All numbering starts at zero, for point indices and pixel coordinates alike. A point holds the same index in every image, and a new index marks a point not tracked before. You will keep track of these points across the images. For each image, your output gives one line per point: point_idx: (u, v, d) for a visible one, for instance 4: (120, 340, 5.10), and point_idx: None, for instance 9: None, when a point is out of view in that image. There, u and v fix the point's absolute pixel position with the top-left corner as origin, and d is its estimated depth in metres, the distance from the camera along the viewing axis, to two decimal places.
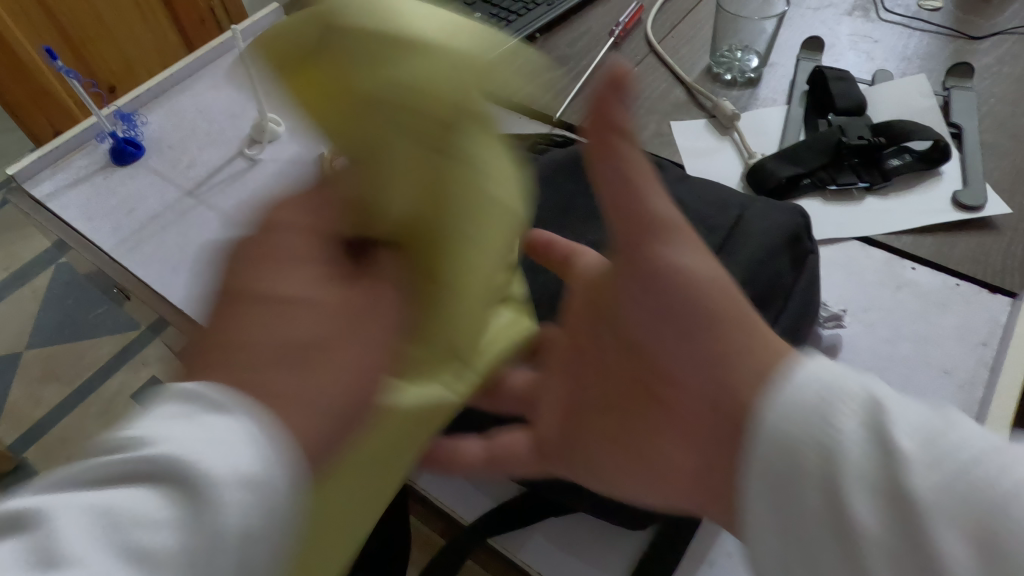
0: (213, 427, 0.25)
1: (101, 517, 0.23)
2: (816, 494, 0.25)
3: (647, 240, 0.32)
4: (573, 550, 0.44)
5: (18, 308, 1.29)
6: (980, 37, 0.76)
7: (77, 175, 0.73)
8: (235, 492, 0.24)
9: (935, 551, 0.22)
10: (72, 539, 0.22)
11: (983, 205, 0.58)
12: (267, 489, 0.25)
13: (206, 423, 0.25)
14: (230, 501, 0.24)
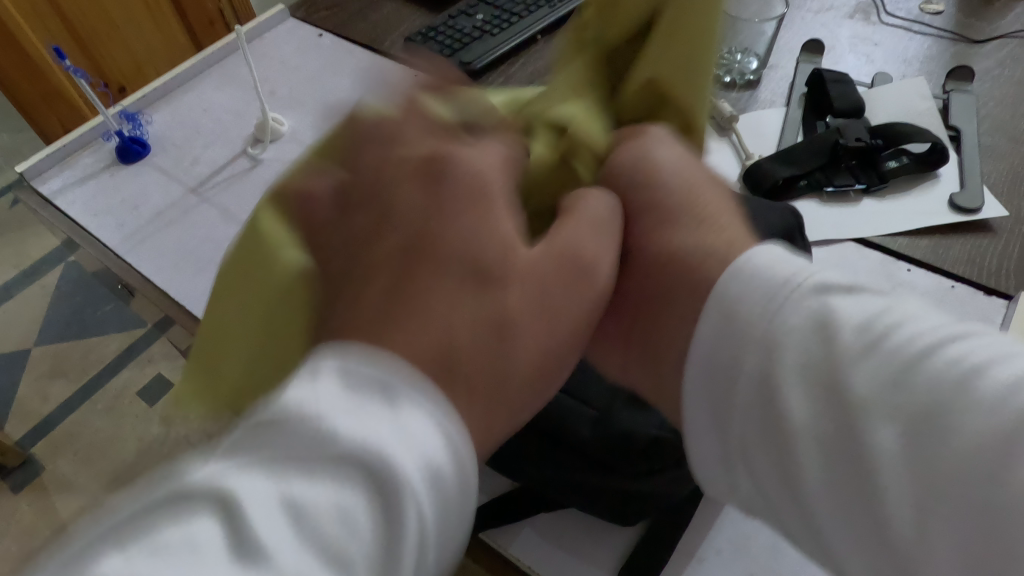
0: (422, 431, 0.25)
1: (291, 511, 0.22)
2: (753, 368, 0.27)
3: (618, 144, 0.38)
4: (563, 544, 0.44)
5: (27, 305, 1.31)
6: (982, 41, 0.76)
7: (83, 173, 0.74)
8: (432, 497, 0.24)
9: (861, 428, 0.24)
10: (267, 526, 0.21)
11: (980, 207, 0.58)
12: (448, 495, 0.25)
13: (411, 423, 0.25)
14: (425, 510, 0.24)
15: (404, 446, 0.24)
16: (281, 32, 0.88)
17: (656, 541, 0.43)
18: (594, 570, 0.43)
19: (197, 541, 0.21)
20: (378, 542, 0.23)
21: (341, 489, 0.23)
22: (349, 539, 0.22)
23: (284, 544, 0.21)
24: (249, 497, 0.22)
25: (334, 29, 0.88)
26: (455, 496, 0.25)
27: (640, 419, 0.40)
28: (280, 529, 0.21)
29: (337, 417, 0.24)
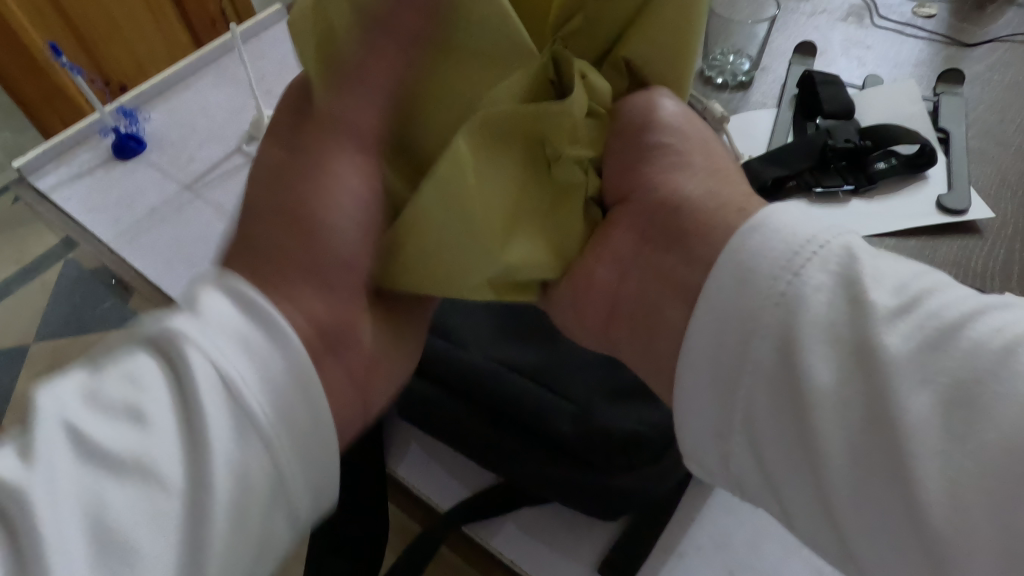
0: (209, 300, 0.30)
1: (74, 437, 0.26)
2: (775, 318, 0.28)
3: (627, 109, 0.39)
4: (544, 539, 0.45)
5: (28, 302, 1.32)
6: (973, 45, 0.76)
7: (80, 169, 0.75)
8: (227, 344, 0.29)
9: (897, 398, 0.25)
10: (62, 399, 0.27)
11: (967, 209, 0.59)
12: (252, 343, 0.29)
13: (205, 304, 0.30)
14: (211, 361, 0.28)
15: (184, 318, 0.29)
16: (278, 32, 0.89)
17: (637, 537, 0.43)
18: (576, 564, 0.43)
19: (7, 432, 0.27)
20: (171, 390, 0.28)
21: (135, 359, 0.29)
22: (138, 394, 0.28)
23: (77, 407, 0.27)
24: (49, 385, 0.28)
25: None
26: (260, 343, 0.29)
27: (619, 415, 0.41)
28: (74, 399, 0.27)
29: (148, 319, 0.31)
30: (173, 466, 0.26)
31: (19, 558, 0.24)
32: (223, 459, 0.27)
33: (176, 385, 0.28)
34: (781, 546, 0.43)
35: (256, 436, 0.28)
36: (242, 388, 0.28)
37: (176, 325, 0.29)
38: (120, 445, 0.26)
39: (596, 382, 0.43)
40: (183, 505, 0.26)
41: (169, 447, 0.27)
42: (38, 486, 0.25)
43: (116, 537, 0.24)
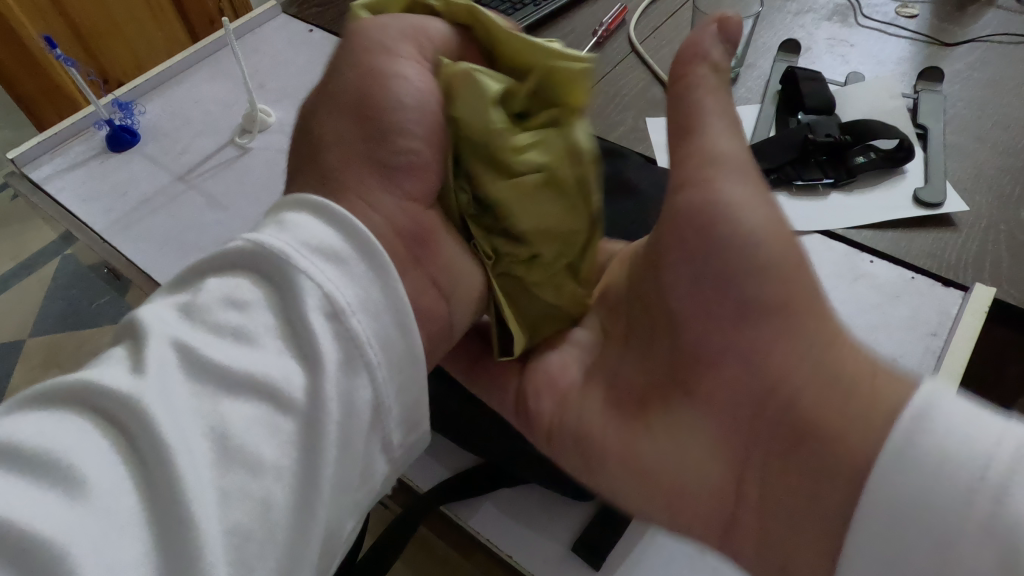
0: (302, 224, 0.34)
1: (183, 353, 0.30)
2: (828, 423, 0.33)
3: (739, 263, 0.36)
4: (522, 517, 0.46)
5: (25, 296, 1.32)
6: (953, 44, 0.77)
7: (74, 160, 0.76)
8: (324, 265, 0.33)
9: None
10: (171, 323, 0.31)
11: (943, 202, 0.60)
12: (349, 265, 0.33)
13: (296, 224, 0.34)
14: (322, 288, 0.32)
15: (282, 239, 0.33)
16: (273, 28, 0.90)
17: (609, 514, 0.44)
18: (549, 542, 0.44)
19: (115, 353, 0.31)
20: (274, 315, 0.32)
21: (235, 284, 0.33)
22: (248, 315, 0.32)
23: (187, 332, 0.31)
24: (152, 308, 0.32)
25: (324, 25, 0.90)
26: (357, 266, 0.34)
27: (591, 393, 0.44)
28: (180, 324, 0.31)
29: (232, 242, 0.34)
30: (293, 384, 0.30)
31: (142, 463, 0.27)
32: (330, 380, 0.31)
33: (281, 307, 0.32)
34: None
35: (360, 363, 0.32)
36: (346, 313, 0.32)
37: (272, 245, 0.33)
38: (236, 360, 0.30)
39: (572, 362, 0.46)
40: (300, 416, 0.30)
41: (284, 365, 0.31)
42: (151, 396, 0.28)
43: (240, 449, 0.28)
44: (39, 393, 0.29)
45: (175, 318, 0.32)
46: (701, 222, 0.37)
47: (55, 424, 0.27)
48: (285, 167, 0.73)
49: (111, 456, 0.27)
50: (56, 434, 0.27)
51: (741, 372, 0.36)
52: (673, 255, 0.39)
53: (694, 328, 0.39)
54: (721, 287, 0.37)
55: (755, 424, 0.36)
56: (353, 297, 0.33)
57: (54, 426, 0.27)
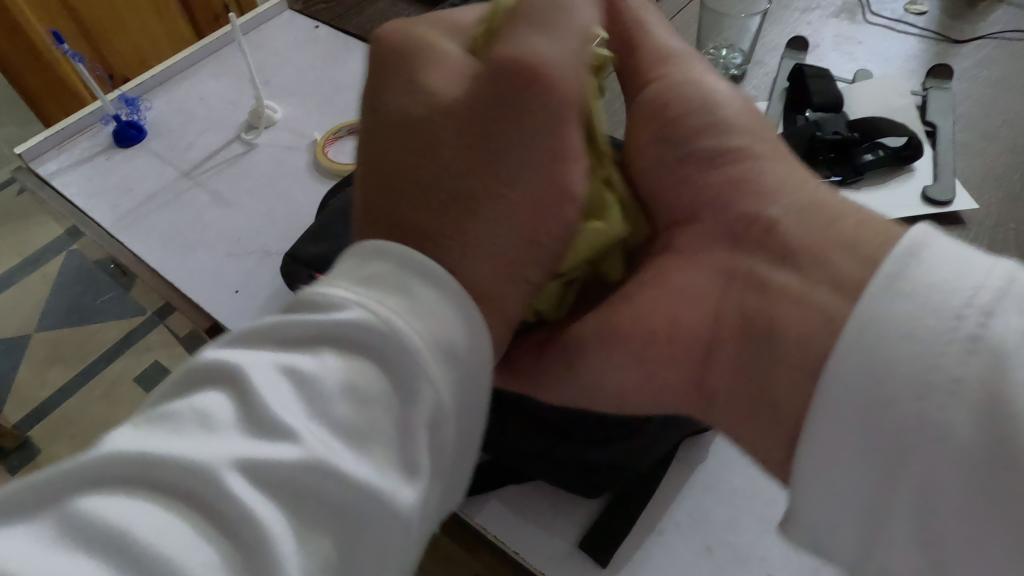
0: (446, 311, 0.28)
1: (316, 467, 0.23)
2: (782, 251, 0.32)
3: (705, 129, 0.38)
4: (527, 514, 0.46)
5: (30, 292, 1.33)
6: (962, 41, 0.77)
7: (80, 156, 0.76)
8: (449, 373, 0.27)
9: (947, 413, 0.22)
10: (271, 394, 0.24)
11: (952, 200, 0.60)
12: (470, 373, 0.28)
13: (419, 297, 0.28)
14: (441, 399, 0.26)
15: (407, 316, 0.27)
16: (278, 24, 0.90)
17: (616, 511, 0.44)
18: (555, 539, 0.44)
19: (200, 413, 0.24)
20: (402, 423, 0.25)
21: (366, 372, 0.26)
22: (368, 411, 0.25)
23: (315, 433, 0.24)
24: (272, 376, 0.25)
25: (330, 21, 0.89)
26: (477, 375, 0.29)
27: None
28: (301, 414, 0.24)
29: (380, 304, 0.27)
30: (413, 518, 0.24)
31: None
32: (428, 511, 0.26)
33: (409, 418, 0.25)
34: (760, 523, 0.44)
35: (447, 478, 0.28)
36: (446, 425, 0.27)
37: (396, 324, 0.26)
38: (371, 487, 0.23)
39: None
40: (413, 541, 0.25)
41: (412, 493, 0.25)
42: (260, 523, 0.22)
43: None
44: (123, 453, 0.22)
45: (285, 391, 0.25)
46: (675, 102, 0.39)
47: (148, 527, 0.21)
48: (289, 164, 0.73)
49: (217, 574, 0.21)
50: (164, 540, 0.21)
51: (708, 215, 0.37)
52: (643, 137, 0.40)
53: (664, 187, 0.39)
54: (685, 151, 0.38)
55: (724, 260, 0.35)
56: (462, 406, 0.28)
57: (157, 530, 0.21)
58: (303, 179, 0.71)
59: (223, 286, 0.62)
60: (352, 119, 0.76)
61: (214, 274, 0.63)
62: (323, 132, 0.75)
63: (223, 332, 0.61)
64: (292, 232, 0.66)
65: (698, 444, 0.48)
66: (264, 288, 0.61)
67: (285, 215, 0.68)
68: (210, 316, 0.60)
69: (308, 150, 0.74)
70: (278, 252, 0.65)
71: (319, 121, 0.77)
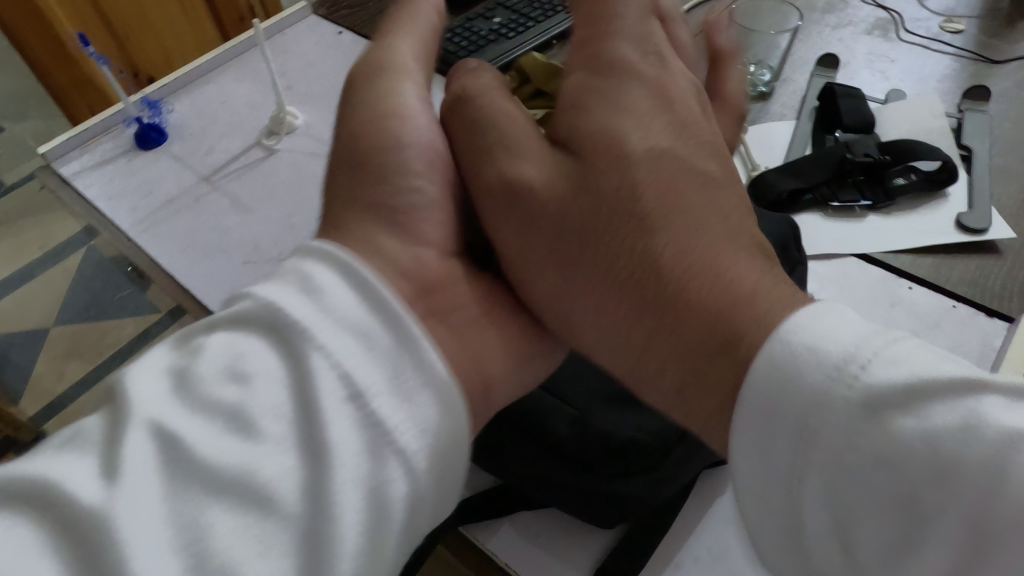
0: (323, 284, 0.30)
1: (158, 436, 0.26)
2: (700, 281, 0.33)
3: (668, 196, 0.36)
4: (542, 542, 0.45)
5: (50, 287, 1.34)
6: (1001, 61, 0.75)
7: (102, 157, 0.76)
8: (346, 338, 0.29)
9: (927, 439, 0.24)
10: (159, 397, 0.27)
11: (987, 228, 0.58)
12: (372, 339, 0.30)
13: (326, 289, 0.30)
14: (336, 362, 0.28)
15: (295, 300, 0.29)
16: (302, 29, 0.90)
17: (634, 544, 0.43)
18: (571, 571, 0.43)
19: (85, 431, 0.27)
20: (283, 388, 0.28)
21: (238, 352, 0.28)
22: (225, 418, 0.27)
23: (172, 414, 0.26)
24: (141, 368, 0.28)
25: (354, 27, 0.89)
26: (380, 341, 0.30)
27: (618, 421, 0.42)
28: (168, 402, 0.27)
29: (243, 300, 0.30)
30: (283, 480, 0.26)
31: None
32: (347, 476, 0.27)
33: (295, 390, 0.28)
34: None
35: (387, 448, 0.28)
36: (370, 396, 0.28)
37: (290, 312, 0.29)
38: (219, 451, 0.26)
39: (601, 387, 0.44)
40: (295, 535, 0.25)
41: (278, 458, 0.26)
42: (129, 510, 0.24)
43: (219, 564, 0.24)
44: None
45: (165, 389, 0.27)
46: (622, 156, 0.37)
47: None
48: (309, 172, 0.73)
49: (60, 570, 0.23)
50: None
51: None
52: None
53: None
54: None
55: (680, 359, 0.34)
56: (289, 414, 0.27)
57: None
58: (323, 186, 0.71)
59: (238, 294, 0.62)
60: None
61: (232, 280, 0.63)
62: None
63: None
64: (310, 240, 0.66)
65: (719, 476, 0.47)
66: None
67: (304, 223, 0.68)
68: None
69: (329, 158, 0.73)
70: None
71: None
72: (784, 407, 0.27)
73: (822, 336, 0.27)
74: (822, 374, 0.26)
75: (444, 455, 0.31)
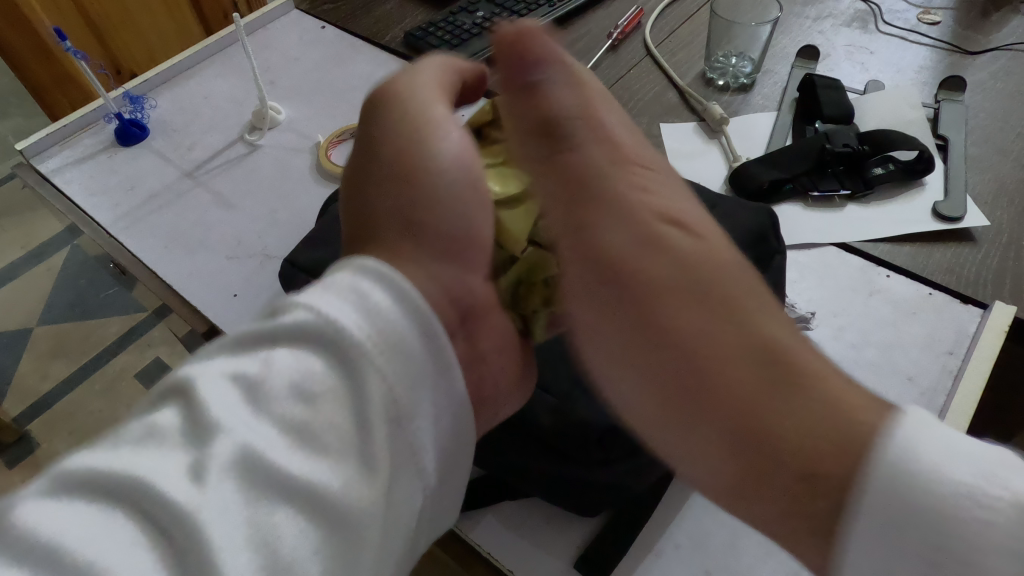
0: (372, 297, 0.31)
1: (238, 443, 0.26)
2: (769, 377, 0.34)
3: None
4: (526, 532, 0.45)
5: (32, 286, 1.32)
6: (977, 52, 0.76)
7: (82, 153, 0.75)
8: (396, 360, 0.30)
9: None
10: (229, 401, 0.28)
11: (963, 216, 0.59)
12: (416, 360, 0.31)
13: (378, 305, 0.31)
14: (387, 384, 0.30)
15: (350, 314, 0.30)
16: (284, 23, 0.89)
17: (616, 533, 0.44)
18: (555, 559, 0.44)
19: (159, 425, 0.27)
20: (341, 401, 0.29)
21: (302, 363, 0.29)
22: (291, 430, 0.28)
23: (245, 422, 0.27)
24: (210, 368, 0.29)
25: (337, 22, 0.89)
26: (424, 363, 0.31)
27: None
28: (237, 407, 0.28)
29: (304, 304, 0.30)
30: (348, 489, 0.27)
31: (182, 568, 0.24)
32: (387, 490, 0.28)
33: (350, 404, 0.29)
34: (759, 546, 0.44)
35: (412, 468, 0.30)
36: (407, 420, 0.30)
37: (351, 331, 0.30)
38: (289, 460, 0.27)
39: None
40: (345, 543, 0.27)
41: (340, 472, 0.28)
42: (210, 511, 0.25)
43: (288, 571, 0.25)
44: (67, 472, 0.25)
45: (236, 397, 0.28)
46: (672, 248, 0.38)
47: (92, 525, 0.24)
48: (292, 167, 0.72)
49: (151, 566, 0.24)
50: (96, 546, 0.23)
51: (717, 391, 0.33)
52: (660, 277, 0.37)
53: None
54: None
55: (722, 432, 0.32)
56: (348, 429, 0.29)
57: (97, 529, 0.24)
58: (306, 182, 0.71)
59: (222, 290, 0.61)
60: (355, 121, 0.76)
61: (215, 276, 0.62)
62: (327, 134, 0.75)
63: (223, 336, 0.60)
64: (293, 235, 0.66)
65: None
66: (262, 294, 0.61)
67: (287, 218, 0.67)
68: (209, 320, 0.60)
69: (312, 153, 0.73)
70: (278, 256, 0.64)
71: (323, 123, 0.76)
72: (910, 527, 0.25)
73: (943, 454, 0.26)
74: (943, 496, 0.25)
75: (450, 468, 0.33)
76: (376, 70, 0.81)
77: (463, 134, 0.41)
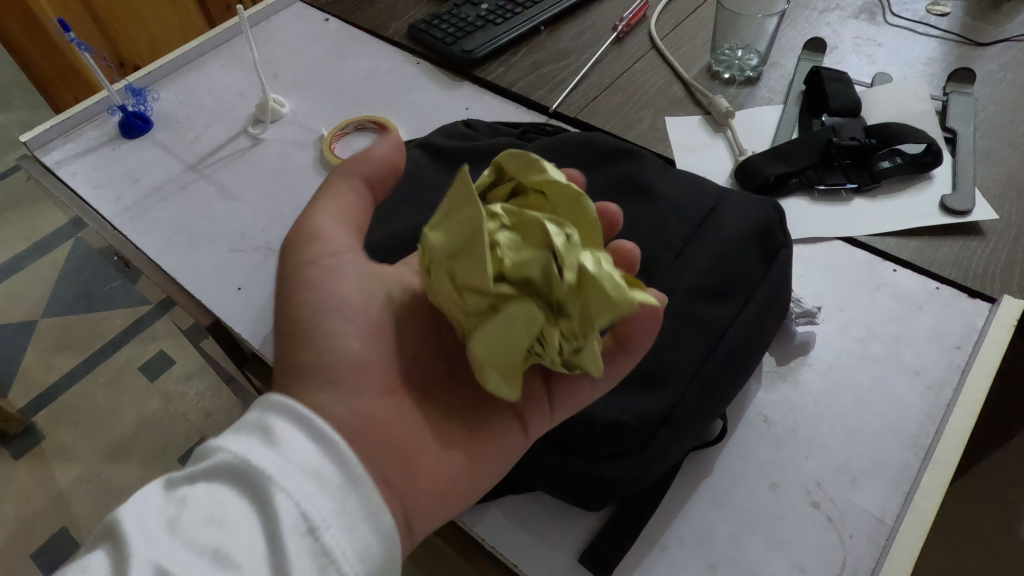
0: (280, 432, 0.35)
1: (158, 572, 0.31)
2: None
3: None
4: (530, 526, 0.45)
5: (37, 278, 1.33)
6: (986, 44, 0.75)
7: (86, 145, 0.75)
8: (304, 482, 0.34)
9: None
10: (150, 539, 0.32)
11: (971, 209, 0.58)
12: (326, 480, 0.35)
13: (282, 437, 0.35)
14: (297, 504, 0.33)
15: (256, 449, 0.35)
16: (288, 16, 0.89)
17: (620, 526, 0.43)
18: (559, 552, 0.44)
19: (93, 568, 0.31)
20: (254, 525, 0.33)
21: (215, 498, 0.34)
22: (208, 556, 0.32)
23: (165, 552, 0.31)
24: (137, 509, 0.34)
25: (340, 14, 0.88)
26: (333, 480, 0.35)
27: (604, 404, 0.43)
28: (157, 542, 0.32)
29: (220, 449, 0.35)
30: None
31: None
32: None
33: (264, 527, 0.33)
34: (763, 541, 0.43)
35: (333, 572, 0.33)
36: (322, 529, 0.33)
37: (257, 463, 0.34)
38: None
39: None
40: None
41: None
42: None
43: None
44: None
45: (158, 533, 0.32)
46: None
47: None
48: (296, 159, 0.72)
49: None
50: None
51: None
52: None
53: None
54: None
55: None
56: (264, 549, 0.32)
57: None
58: (309, 174, 0.70)
59: (225, 283, 0.61)
60: (359, 115, 0.75)
61: (218, 269, 0.62)
62: (331, 127, 0.74)
63: (226, 329, 0.60)
64: None
65: (704, 459, 0.47)
66: (266, 287, 0.61)
67: (290, 211, 0.67)
68: (212, 313, 0.60)
69: (316, 146, 0.73)
70: None
71: (327, 115, 0.76)
72: None
73: None
74: None
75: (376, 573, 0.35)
76: (380, 63, 0.81)
77: (351, 261, 0.43)
